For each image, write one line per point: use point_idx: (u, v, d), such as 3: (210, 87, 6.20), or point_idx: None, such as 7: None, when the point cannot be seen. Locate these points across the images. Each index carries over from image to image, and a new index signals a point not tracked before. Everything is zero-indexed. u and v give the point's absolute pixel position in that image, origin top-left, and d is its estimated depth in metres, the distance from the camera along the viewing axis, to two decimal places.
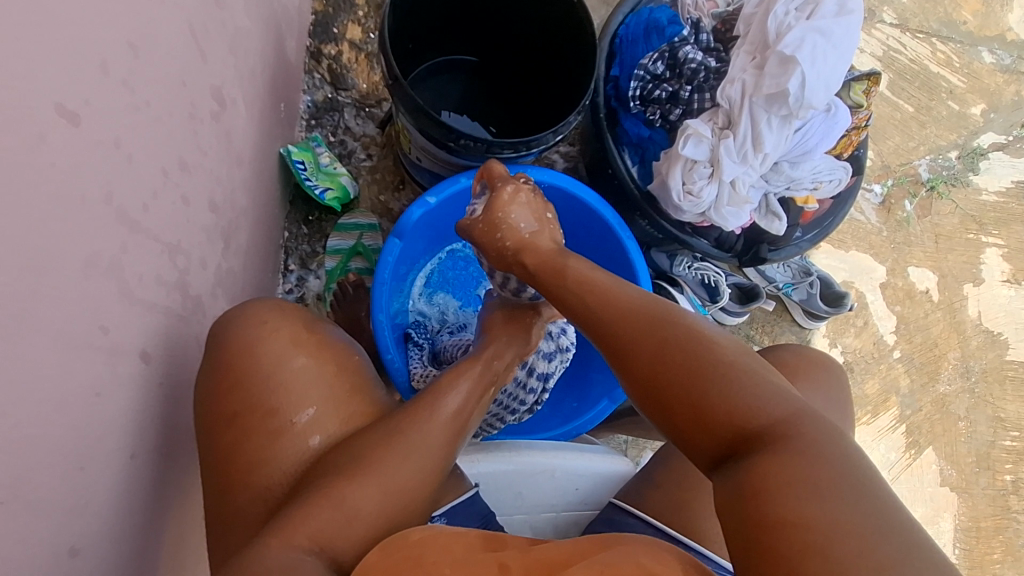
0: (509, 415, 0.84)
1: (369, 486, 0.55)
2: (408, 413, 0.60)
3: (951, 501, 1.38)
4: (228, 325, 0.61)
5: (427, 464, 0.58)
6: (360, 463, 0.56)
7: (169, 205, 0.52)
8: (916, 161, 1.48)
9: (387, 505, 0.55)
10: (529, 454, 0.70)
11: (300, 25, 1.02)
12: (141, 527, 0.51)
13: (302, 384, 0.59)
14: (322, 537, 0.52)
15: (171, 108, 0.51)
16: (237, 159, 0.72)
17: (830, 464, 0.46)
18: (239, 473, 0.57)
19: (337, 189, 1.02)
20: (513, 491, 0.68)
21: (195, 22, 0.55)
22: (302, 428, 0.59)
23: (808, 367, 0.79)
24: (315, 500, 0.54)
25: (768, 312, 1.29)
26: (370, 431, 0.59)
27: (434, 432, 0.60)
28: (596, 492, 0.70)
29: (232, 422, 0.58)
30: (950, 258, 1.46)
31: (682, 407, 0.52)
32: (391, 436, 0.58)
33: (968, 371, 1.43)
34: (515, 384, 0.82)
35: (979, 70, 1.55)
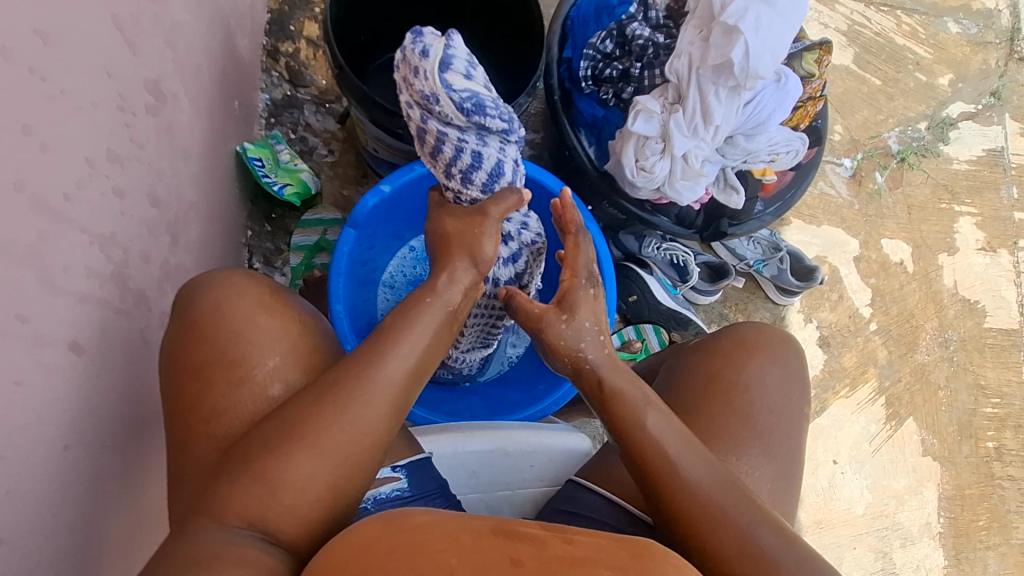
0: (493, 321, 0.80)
1: (299, 457, 0.52)
2: (346, 373, 0.55)
3: (934, 471, 1.38)
4: (196, 287, 0.60)
5: (364, 429, 0.54)
6: (290, 430, 0.52)
7: (98, 195, 0.52)
8: (885, 133, 1.48)
9: (329, 481, 0.52)
10: (485, 432, 0.69)
11: (253, 21, 1.01)
12: (82, 513, 0.51)
13: (267, 337, 0.59)
14: (252, 513, 0.50)
15: (94, 99, 0.51)
16: (184, 154, 0.72)
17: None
18: (199, 422, 0.56)
19: (297, 184, 1.01)
20: (467, 471, 0.69)
21: (121, 13, 0.55)
22: (265, 376, 0.58)
23: (767, 341, 0.79)
24: (244, 477, 0.51)
25: (740, 290, 1.30)
26: (305, 396, 0.54)
27: (379, 392, 0.55)
28: (551, 471, 0.70)
29: (195, 374, 0.57)
30: (924, 228, 1.47)
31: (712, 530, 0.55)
32: (323, 400, 0.54)
33: (947, 341, 1.44)
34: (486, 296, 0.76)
35: (944, 40, 1.56)
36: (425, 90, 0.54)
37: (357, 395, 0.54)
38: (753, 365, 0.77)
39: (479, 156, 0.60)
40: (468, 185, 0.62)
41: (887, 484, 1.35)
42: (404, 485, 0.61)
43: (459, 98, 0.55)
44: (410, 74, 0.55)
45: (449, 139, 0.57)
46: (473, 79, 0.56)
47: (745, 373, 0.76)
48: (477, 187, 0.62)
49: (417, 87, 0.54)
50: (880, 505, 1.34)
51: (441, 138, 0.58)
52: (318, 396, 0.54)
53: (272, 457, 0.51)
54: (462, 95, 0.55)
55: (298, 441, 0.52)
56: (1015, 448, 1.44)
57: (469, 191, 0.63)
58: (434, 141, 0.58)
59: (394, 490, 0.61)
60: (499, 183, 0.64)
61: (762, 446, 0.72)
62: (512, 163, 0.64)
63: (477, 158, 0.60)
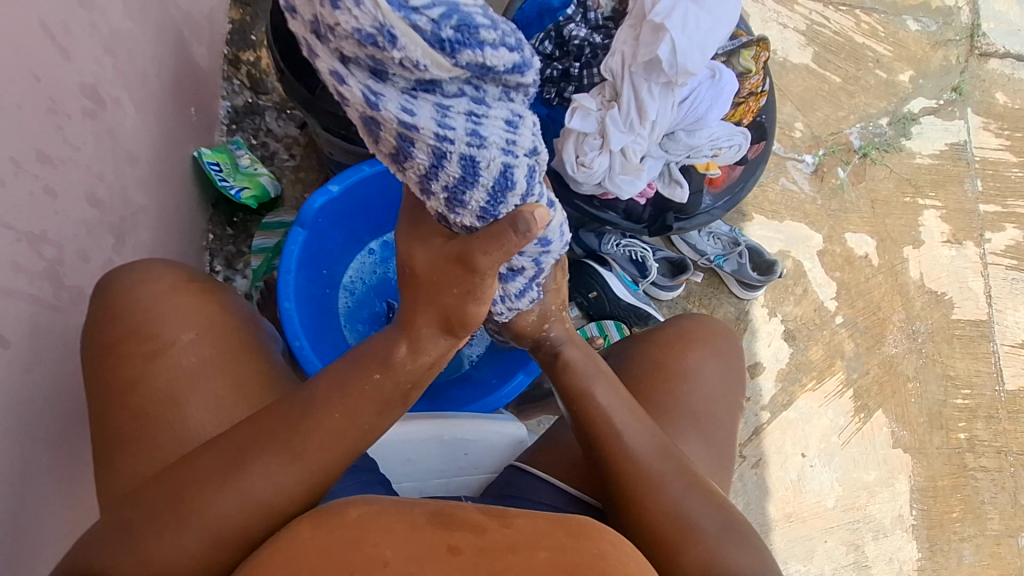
0: (514, 289, 0.62)
1: (185, 530, 0.49)
2: (256, 438, 0.53)
3: (905, 462, 1.38)
4: (113, 276, 0.64)
5: (261, 499, 0.51)
6: (183, 497, 0.51)
7: (25, 193, 0.56)
8: (846, 130, 1.50)
9: (210, 555, 0.50)
10: (419, 425, 0.71)
11: (212, 31, 1.04)
12: (9, 494, 0.54)
13: (180, 313, 0.63)
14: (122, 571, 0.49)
15: (20, 102, 0.54)
16: (129, 157, 0.75)
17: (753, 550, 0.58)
18: (119, 398, 0.59)
19: (255, 188, 1.03)
20: (403, 459, 0.71)
21: (50, 20, 0.58)
22: (181, 349, 0.61)
23: (711, 337, 0.80)
24: (124, 536, 0.50)
25: (702, 284, 1.34)
26: (218, 462, 0.52)
27: (284, 465, 0.52)
28: (488, 458, 0.73)
29: (111, 349, 0.60)
30: (888, 221, 1.48)
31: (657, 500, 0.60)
32: (226, 466, 0.51)
33: (915, 333, 1.44)
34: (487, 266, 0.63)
35: (904, 38, 1.57)
36: (367, 32, 0.37)
37: (257, 466, 0.51)
38: (687, 356, 0.77)
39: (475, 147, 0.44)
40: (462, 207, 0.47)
41: (857, 476, 1.35)
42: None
43: (426, 32, 0.38)
44: (327, 9, 0.37)
45: (419, 127, 0.41)
46: (450, 1, 0.39)
47: (685, 364, 0.77)
48: (472, 211, 0.47)
49: (345, 23, 0.37)
50: (852, 497, 1.34)
51: (407, 127, 0.41)
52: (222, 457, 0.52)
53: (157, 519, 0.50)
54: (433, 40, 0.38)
55: (189, 508, 0.50)
56: (987, 438, 1.44)
57: (461, 214, 0.48)
58: (396, 138, 0.42)
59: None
60: (506, 198, 0.48)
61: (701, 433, 0.73)
62: (526, 160, 0.48)
63: (470, 167, 0.44)
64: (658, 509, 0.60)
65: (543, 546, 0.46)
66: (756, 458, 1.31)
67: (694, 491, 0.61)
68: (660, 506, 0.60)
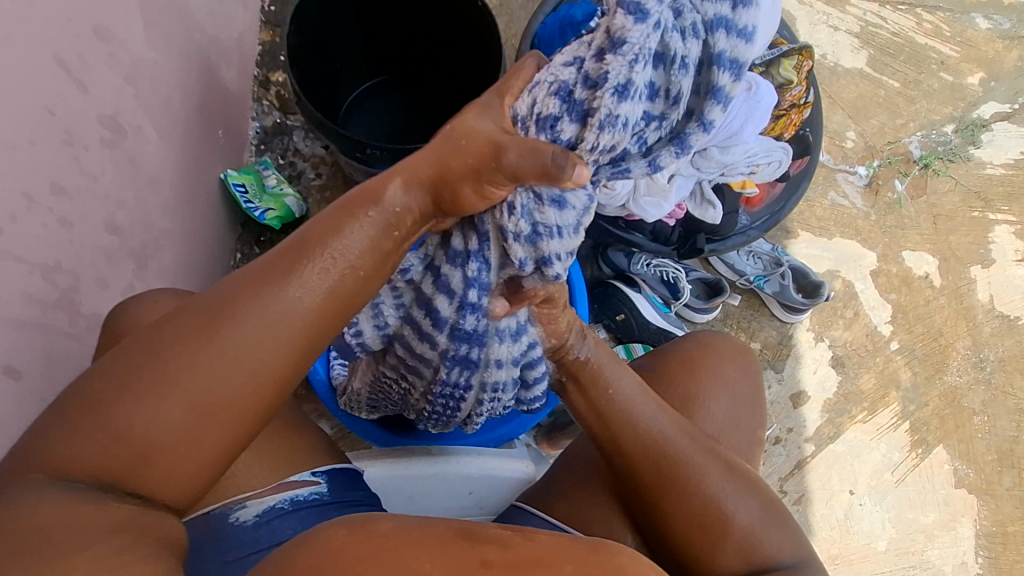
0: (569, 220, 0.52)
1: (174, 402, 0.41)
2: (244, 294, 0.44)
3: (970, 505, 1.25)
4: (122, 305, 0.62)
5: (262, 367, 0.44)
6: (163, 364, 0.42)
7: (40, 226, 0.57)
8: (905, 139, 1.38)
9: (207, 427, 0.42)
10: (422, 460, 0.74)
11: (242, 53, 1.05)
12: None
13: None
14: (97, 462, 0.40)
15: (34, 138, 0.55)
16: (152, 183, 0.76)
17: (778, 531, 0.60)
18: None
19: (280, 209, 1.03)
20: (406, 494, 0.74)
21: (66, 55, 0.59)
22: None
23: (728, 354, 0.77)
24: (90, 421, 0.41)
25: (741, 307, 1.27)
26: (201, 324, 0.43)
27: (285, 327, 0.44)
28: (491, 498, 0.75)
29: None
30: (952, 238, 1.35)
31: (684, 496, 0.60)
32: (213, 328, 0.43)
33: (982, 361, 1.31)
34: (529, 243, 0.53)
35: (974, 37, 1.44)
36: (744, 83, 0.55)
37: (258, 329, 0.43)
38: (692, 389, 0.74)
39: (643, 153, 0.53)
40: (565, 133, 0.49)
41: (913, 518, 1.23)
42: (325, 489, 0.63)
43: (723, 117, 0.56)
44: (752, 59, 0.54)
45: (691, 118, 0.52)
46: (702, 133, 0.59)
47: (700, 403, 0.73)
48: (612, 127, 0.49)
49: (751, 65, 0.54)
50: (906, 541, 1.22)
51: (701, 110, 0.52)
52: (205, 314, 0.44)
53: (128, 396, 0.41)
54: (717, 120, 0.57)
55: (169, 378, 0.42)
56: None
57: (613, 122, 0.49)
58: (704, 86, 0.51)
59: (314, 494, 0.62)
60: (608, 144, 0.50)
61: None
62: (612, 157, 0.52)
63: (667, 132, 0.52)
64: (692, 507, 0.59)
65: (568, 557, 0.42)
66: (798, 493, 1.22)
67: (728, 480, 0.61)
68: (696, 500, 0.59)
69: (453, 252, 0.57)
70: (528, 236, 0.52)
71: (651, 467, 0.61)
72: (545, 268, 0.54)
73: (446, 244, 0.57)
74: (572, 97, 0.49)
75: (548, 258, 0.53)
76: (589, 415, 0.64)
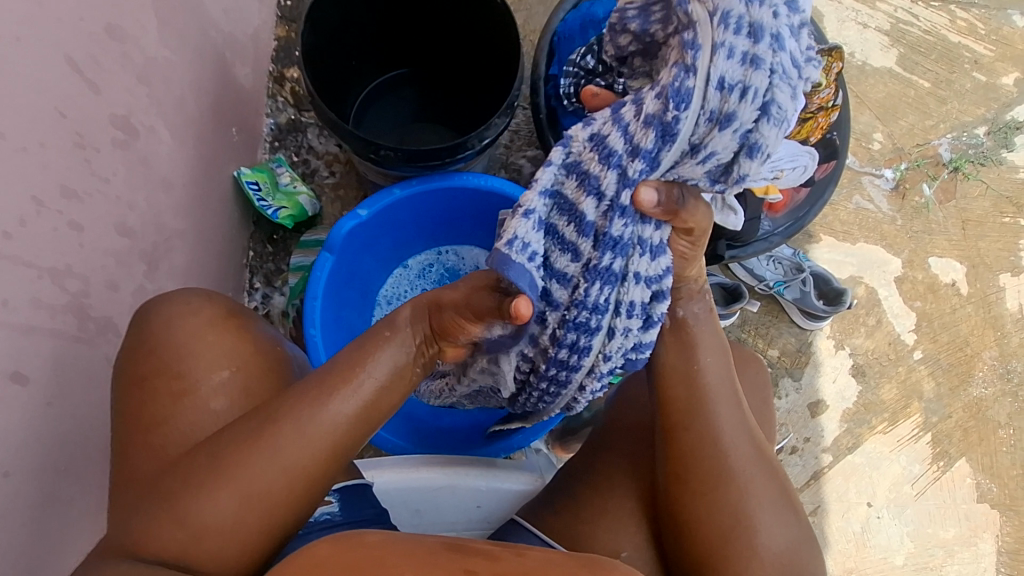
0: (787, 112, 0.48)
1: (225, 494, 0.51)
2: (287, 407, 0.54)
3: (992, 520, 1.22)
4: (154, 305, 0.63)
5: (295, 465, 0.53)
6: (218, 465, 0.52)
7: (49, 230, 0.56)
8: (935, 141, 1.33)
9: (246, 513, 0.52)
10: (432, 471, 0.74)
11: (257, 49, 1.04)
12: (26, 526, 0.55)
13: (213, 354, 0.61)
14: (170, 550, 0.50)
15: (43, 141, 0.54)
16: (164, 183, 0.75)
17: (804, 551, 0.59)
18: (142, 430, 0.58)
19: (293, 208, 1.02)
20: (411, 508, 0.72)
21: (77, 56, 0.58)
22: (209, 390, 0.60)
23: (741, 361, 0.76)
24: (160, 512, 0.51)
25: (759, 313, 1.24)
26: (247, 430, 0.54)
27: (317, 435, 0.54)
28: (500, 510, 0.73)
29: (140, 383, 0.60)
30: (981, 244, 1.31)
31: (731, 492, 0.59)
32: (258, 436, 0.53)
33: (1009, 373, 1.27)
34: (738, 137, 0.48)
35: (1010, 35, 1.38)
36: None
37: (292, 436, 0.53)
38: None
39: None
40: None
41: (933, 532, 1.20)
42: (336, 509, 0.64)
43: None
44: None
45: None
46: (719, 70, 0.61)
47: None
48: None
49: None
50: (925, 556, 1.19)
51: None
52: (258, 423, 0.54)
53: (189, 490, 0.52)
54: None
55: (221, 475, 0.52)
56: None
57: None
58: None
59: (325, 514, 0.62)
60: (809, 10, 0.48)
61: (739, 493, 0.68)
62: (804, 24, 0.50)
63: None
64: (728, 510, 0.58)
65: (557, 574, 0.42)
66: (814, 505, 1.19)
67: (773, 499, 0.59)
68: (737, 502, 0.58)
69: (609, 150, 0.49)
70: (744, 131, 0.47)
71: (708, 454, 0.60)
72: (730, 177, 0.51)
73: (600, 144, 0.49)
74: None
75: (755, 155, 0.49)
76: (661, 385, 0.64)
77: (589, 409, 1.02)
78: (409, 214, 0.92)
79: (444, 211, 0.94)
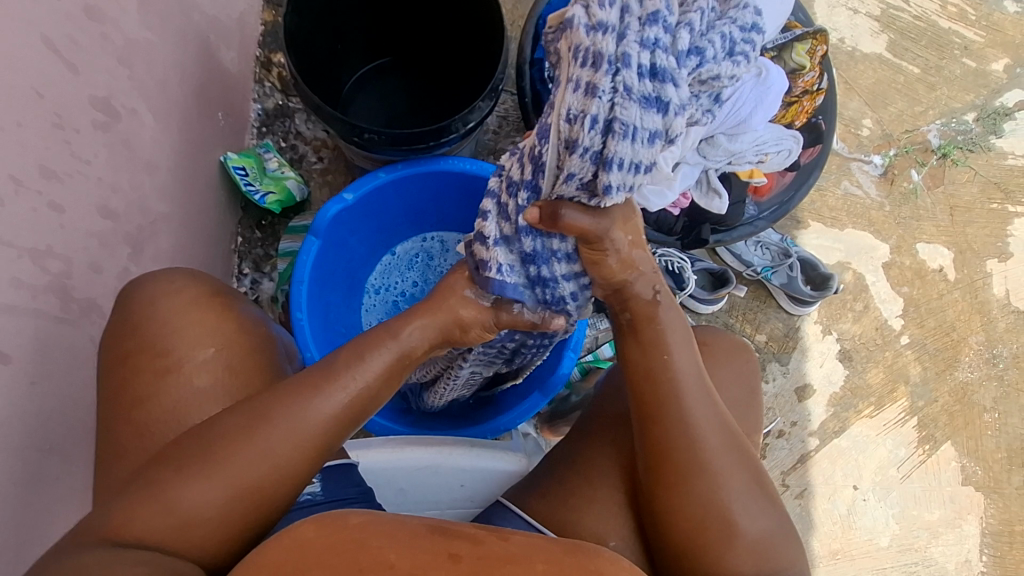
0: (648, 130, 0.46)
1: (214, 483, 0.52)
2: (280, 403, 0.56)
3: (976, 502, 1.23)
4: (138, 282, 0.64)
5: (287, 462, 0.54)
6: (211, 453, 0.53)
7: (29, 210, 0.56)
8: (924, 127, 1.33)
9: (236, 500, 0.52)
10: (416, 451, 0.73)
11: (242, 34, 1.03)
12: (12, 503, 0.56)
13: (197, 332, 0.62)
14: (150, 536, 0.50)
15: (21, 120, 0.55)
16: (148, 167, 0.75)
17: (774, 541, 0.60)
18: (125, 408, 0.59)
19: (280, 193, 1.02)
20: (394, 487, 0.73)
21: (55, 35, 0.57)
22: (193, 367, 0.61)
23: (725, 342, 0.76)
24: (147, 496, 0.51)
25: (747, 298, 1.25)
26: (238, 419, 0.55)
27: (309, 428, 0.55)
28: (482, 491, 0.74)
29: (124, 360, 0.60)
30: (969, 230, 1.31)
31: (703, 486, 0.59)
32: (254, 430, 0.54)
33: (995, 357, 1.28)
34: (592, 159, 0.48)
35: (1000, 21, 1.38)
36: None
37: (286, 429, 0.54)
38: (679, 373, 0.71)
39: (700, 55, 0.47)
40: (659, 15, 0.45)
41: (918, 514, 1.21)
42: (317, 489, 0.67)
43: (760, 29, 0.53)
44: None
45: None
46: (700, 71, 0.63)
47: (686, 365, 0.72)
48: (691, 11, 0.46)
49: None
50: (909, 537, 1.21)
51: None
52: (250, 419, 0.55)
53: (180, 477, 0.52)
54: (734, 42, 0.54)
55: (214, 463, 0.52)
56: None
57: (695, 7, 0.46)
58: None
59: (307, 495, 0.66)
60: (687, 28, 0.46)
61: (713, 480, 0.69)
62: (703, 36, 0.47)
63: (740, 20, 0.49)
64: (701, 500, 0.59)
65: (541, 559, 0.43)
66: (801, 487, 1.21)
67: (744, 488, 0.60)
68: (710, 494, 0.59)
69: (511, 184, 0.57)
70: (594, 152, 0.47)
71: (682, 449, 0.60)
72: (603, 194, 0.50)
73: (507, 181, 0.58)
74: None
75: (612, 173, 0.47)
76: (635, 378, 0.63)
77: (576, 393, 1.03)
78: (395, 199, 0.93)
79: (432, 197, 0.95)
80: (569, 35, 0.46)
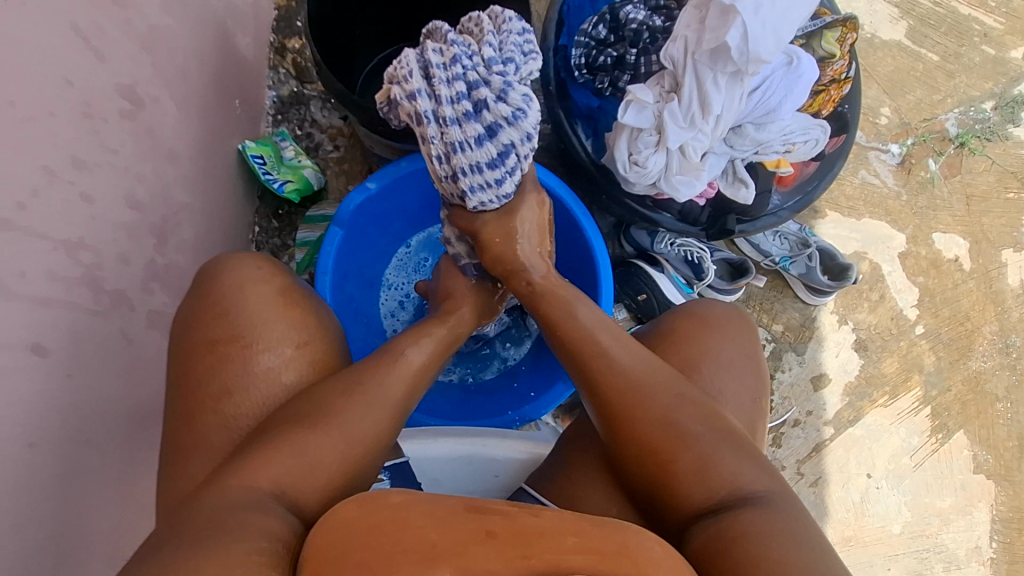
0: (471, 136, 0.59)
1: (321, 437, 0.54)
2: (367, 367, 0.60)
3: (987, 490, 1.24)
4: (218, 269, 0.63)
5: (382, 425, 0.58)
6: (320, 413, 0.56)
7: (61, 201, 0.55)
8: (942, 115, 1.32)
9: (349, 455, 0.55)
10: (446, 443, 0.74)
11: (257, 19, 1.01)
12: (55, 494, 0.56)
13: (285, 327, 0.62)
14: (285, 480, 0.51)
15: (52, 110, 0.53)
16: (171, 155, 0.74)
17: (730, 459, 0.57)
18: (208, 398, 0.58)
19: (298, 181, 1.01)
20: (429, 477, 0.74)
21: (81, 22, 0.56)
22: (280, 363, 0.60)
23: None
24: (274, 445, 0.53)
25: (764, 288, 1.25)
26: (333, 385, 0.58)
27: (396, 382, 0.60)
28: (514, 480, 0.74)
29: (210, 348, 0.60)
30: (985, 219, 1.31)
31: (641, 421, 0.59)
32: (355, 388, 0.58)
33: (1008, 347, 1.28)
34: (452, 174, 0.62)
35: (1019, 8, 1.36)
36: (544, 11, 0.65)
37: (379, 380, 0.59)
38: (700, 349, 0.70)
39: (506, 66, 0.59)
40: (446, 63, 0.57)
41: (929, 501, 1.23)
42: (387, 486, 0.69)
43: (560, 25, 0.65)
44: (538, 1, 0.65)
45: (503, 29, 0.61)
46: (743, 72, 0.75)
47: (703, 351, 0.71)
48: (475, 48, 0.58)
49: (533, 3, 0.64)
50: (921, 524, 1.22)
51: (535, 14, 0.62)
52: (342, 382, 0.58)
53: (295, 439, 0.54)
54: (759, 31, 0.69)
55: (319, 422, 0.55)
56: None
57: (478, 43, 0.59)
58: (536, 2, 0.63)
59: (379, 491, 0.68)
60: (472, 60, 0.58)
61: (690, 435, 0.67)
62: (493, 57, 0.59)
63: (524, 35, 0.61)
64: (644, 434, 0.59)
65: (574, 530, 0.42)
66: (815, 476, 1.22)
67: (675, 405, 0.60)
68: (651, 425, 0.59)
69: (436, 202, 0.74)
70: (449, 169, 0.62)
71: (610, 392, 0.61)
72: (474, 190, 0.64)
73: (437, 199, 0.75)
74: (430, 53, 0.58)
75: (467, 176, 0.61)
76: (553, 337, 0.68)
77: None
78: (419, 188, 0.92)
79: None
80: (397, 111, 0.61)
